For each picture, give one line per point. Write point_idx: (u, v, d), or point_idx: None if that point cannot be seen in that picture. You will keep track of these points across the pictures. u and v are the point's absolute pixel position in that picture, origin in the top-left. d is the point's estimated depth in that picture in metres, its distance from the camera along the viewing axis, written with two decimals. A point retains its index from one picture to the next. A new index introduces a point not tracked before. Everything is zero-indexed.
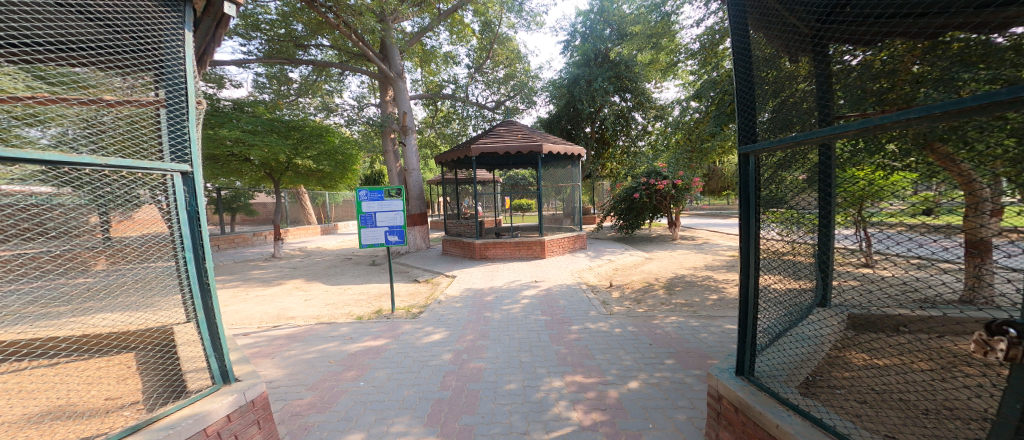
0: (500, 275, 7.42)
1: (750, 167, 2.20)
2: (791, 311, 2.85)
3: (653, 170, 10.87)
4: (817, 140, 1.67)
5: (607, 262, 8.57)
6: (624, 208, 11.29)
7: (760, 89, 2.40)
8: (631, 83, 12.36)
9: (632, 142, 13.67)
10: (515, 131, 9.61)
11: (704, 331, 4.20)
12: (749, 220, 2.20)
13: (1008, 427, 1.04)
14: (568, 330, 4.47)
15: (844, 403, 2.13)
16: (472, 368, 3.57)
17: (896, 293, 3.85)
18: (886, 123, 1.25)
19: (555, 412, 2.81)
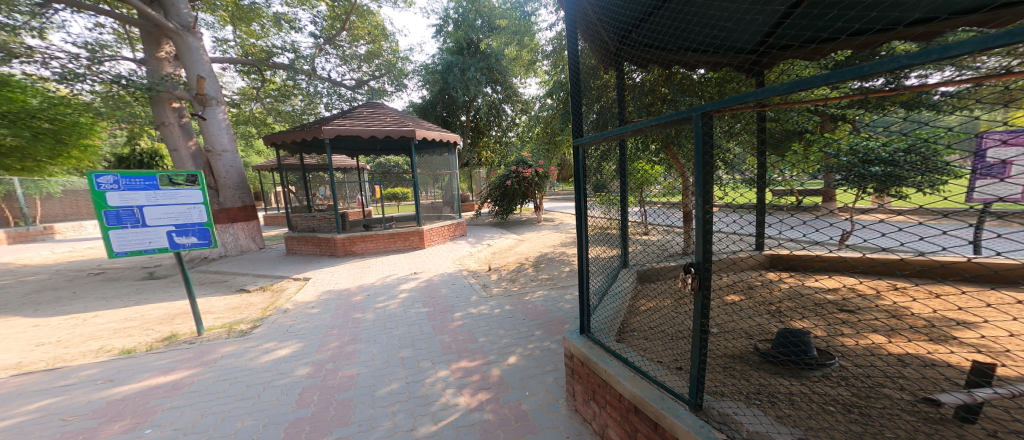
0: (372, 271, 6.83)
1: (580, 156, 2.57)
2: (604, 275, 3.58)
3: (521, 159, 11.84)
4: (616, 137, 2.07)
5: (486, 247, 8.95)
6: (499, 194, 11.99)
7: (584, 90, 2.80)
8: (501, 76, 12.91)
9: (504, 133, 14.46)
10: (381, 114, 8.83)
11: (564, 300, 4.88)
12: (581, 201, 2.59)
13: (697, 340, 1.53)
14: (451, 318, 4.49)
15: (639, 341, 2.85)
16: (341, 377, 3.21)
17: (656, 249, 5.47)
18: (646, 127, 1.68)
19: (442, 401, 2.82)
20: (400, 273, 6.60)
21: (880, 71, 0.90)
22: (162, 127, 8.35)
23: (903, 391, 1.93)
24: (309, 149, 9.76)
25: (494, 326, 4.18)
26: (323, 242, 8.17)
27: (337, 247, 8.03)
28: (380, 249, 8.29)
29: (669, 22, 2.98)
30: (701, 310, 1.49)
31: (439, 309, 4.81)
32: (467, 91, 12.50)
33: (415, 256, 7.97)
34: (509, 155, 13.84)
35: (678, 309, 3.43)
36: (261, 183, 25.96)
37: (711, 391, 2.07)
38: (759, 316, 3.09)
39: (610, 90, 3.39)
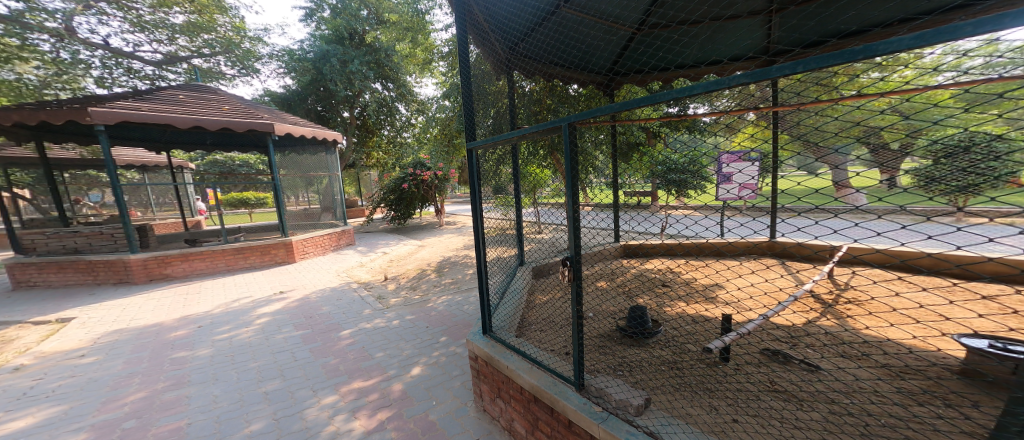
0: (202, 298, 5.44)
1: (473, 160, 2.57)
2: (504, 273, 3.70)
3: (418, 161, 11.32)
4: (505, 142, 2.13)
5: (381, 255, 8.30)
6: (394, 198, 11.27)
7: (476, 97, 2.78)
8: (393, 73, 12.11)
9: (398, 133, 13.59)
10: (216, 102, 7.24)
11: (468, 303, 4.87)
12: (477, 203, 2.62)
13: (574, 325, 1.73)
14: (337, 337, 3.97)
15: (535, 334, 3.06)
16: (161, 432, 2.53)
17: (545, 248, 5.93)
18: (528, 133, 1.84)
19: (332, 431, 2.48)
20: (255, 295, 5.55)
21: (667, 98, 1.17)
22: None
23: (694, 343, 2.61)
24: (53, 135, 7.41)
25: (393, 338, 3.89)
26: (98, 269, 6.21)
27: (133, 274, 6.18)
28: (207, 271, 6.75)
29: (545, 38, 3.55)
30: (576, 297, 1.70)
31: (324, 329, 4.21)
32: (349, 86, 11.33)
33: (279, 272, 6.81)
34: (404, 157, 13.08)
35: (562, 300, 3.81)
36: None
37: (587, 368, 2.38)
38: (617, 298, 3.68)
39: (505, 96, 3.44)
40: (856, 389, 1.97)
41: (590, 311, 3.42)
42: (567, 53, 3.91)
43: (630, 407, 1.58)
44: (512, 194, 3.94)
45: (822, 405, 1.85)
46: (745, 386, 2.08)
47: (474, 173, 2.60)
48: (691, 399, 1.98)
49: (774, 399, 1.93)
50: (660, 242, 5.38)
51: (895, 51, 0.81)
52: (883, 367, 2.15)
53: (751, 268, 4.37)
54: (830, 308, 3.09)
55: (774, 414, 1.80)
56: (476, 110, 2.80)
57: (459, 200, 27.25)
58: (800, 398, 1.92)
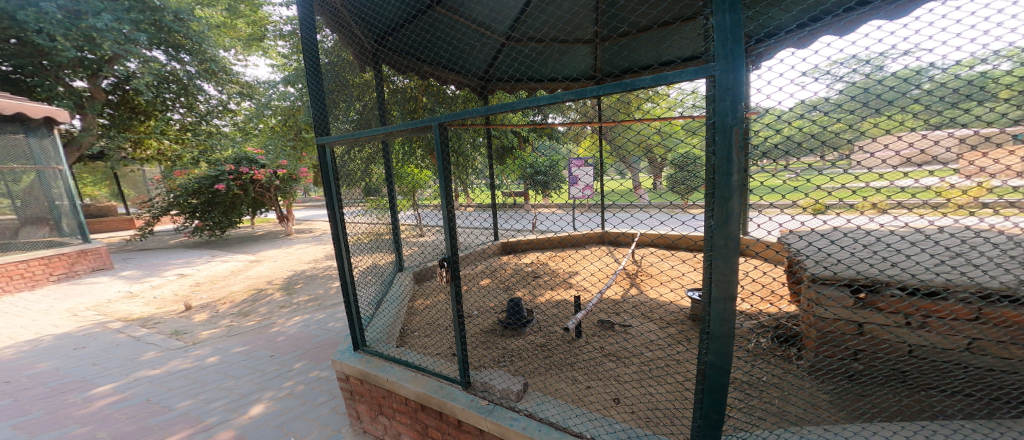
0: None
1: (327, 158, 2.23)
2: (380, 282, 3.39)
3: (245, 156, 9.19)
4: (369, 139, 1.94)
5: (178, 278, 6.40)
6: (202, 202, 8.86)
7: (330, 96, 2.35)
8: (185, 41, 8.66)
9: (201, 120, 10.03)
10: None
11: (332, 319, 4.24)
12: (335, 207, 2.28)
13: (457, 325, 1.73)
14: (86, 399, 2.81)
15: (418, 340, 2.94)
16: None
17: (426, 252, 5.72)
18: (396, 130, 1.73)
19: None
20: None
21: (525, 106, 1.29)
22: None
23: (557, 325, 3.00)
24: None
25: (215, 379, 3.04)
26: None
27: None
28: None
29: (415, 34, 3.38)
30: (456, 297, 1.71)
31: (51, 392, 2.92)
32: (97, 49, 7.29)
33: None
34: (214, 149, 9.98)
35: (447, 302, 3.78)
36: None
37: (473, 365, 2.44)
38: (498, 293, 3.89)
39: (372, 91, 3.23)
40: (650, 343, 2.60)
41: (473, 309, 3.50)
42: (439, 52, 3.82)
43: (512, 393, 1.66)
44: (385, 195, 3.67)
45: (638, 360, 2.37)
46: (591, 355, 2.50)
47: (331, 174, 2.26)
48: (558, 376, 2.26)
49: (610, 361, 2.39)
50: (530, 238, 5.95)
51: (686, 80, 1.01)
52: (676, 320, 2.95)
53: (598, 254, 5.34)
54: (643, 281, 4.09)
55: (611, 374, 2.24)
56: (334, 104, 2.45)
57: (310, 205, 23.15)
58: (622, 356, 2.44)
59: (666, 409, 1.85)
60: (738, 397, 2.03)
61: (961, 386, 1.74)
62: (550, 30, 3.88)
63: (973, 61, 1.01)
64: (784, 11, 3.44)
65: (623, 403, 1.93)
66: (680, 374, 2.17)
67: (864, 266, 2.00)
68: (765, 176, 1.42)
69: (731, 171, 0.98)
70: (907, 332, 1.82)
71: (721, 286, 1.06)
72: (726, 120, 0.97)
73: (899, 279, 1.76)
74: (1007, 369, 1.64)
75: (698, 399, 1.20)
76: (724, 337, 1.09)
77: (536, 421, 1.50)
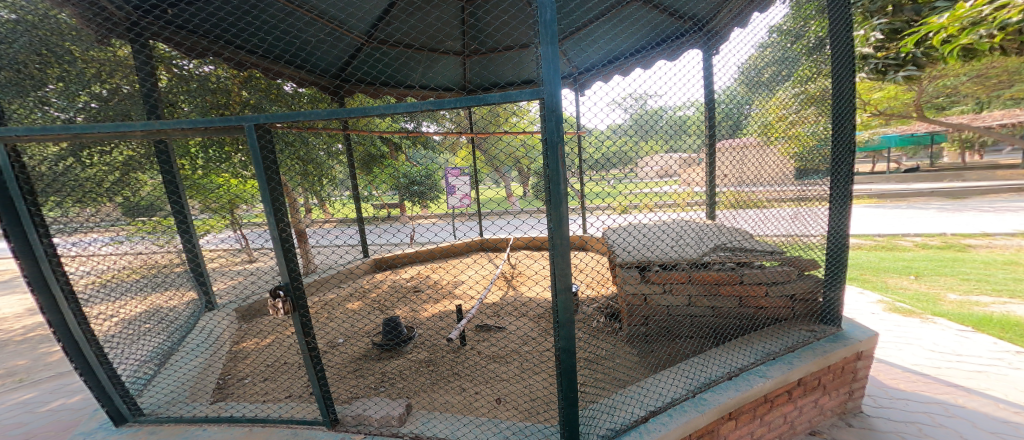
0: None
1: (2, 161, 1.32)
2: (169, 329, 2.45)
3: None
4: (103, 136, 1.29)
5: None
6: None
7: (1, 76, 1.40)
8: None
9: None
10: None
11: (66, 396, 2.74)
12: (32, 239, 1.40)
13: (309, 359, 1.45)
14: None
15: (251, 388, 2.31)
16: None
17: (259, 281, 4.56)
18: (172, 128, 1.24)
19: None
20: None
21: (379, 112, 1.22)
22: None
23: (435, 338, 2.94)
24: None
25: None
26: None
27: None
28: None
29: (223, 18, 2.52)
30: (302, 328, 1.43)
31: None
32: None
33: None
34: None
35: (296, 335, 3.13)
36: None
37: (340, 399, 2.10)
38: (371, 314, 3.49)
39: (133, 72, 2.58)
40: (527, 339, 2.86)
41: (333, 336, 3.04)
42: (256, 38, 2.95)
43: (393, 419, 1.52)
44: (169, 214, 2.70)
45: (516, 357, 2.57)
46: (468, 361, 2.55)
47: (9, 185, 1.34)
48: (447, 388, 2.21)
49: (493, 363, 2.51)
50: (407, 251, 5.61)
51: (518, 101, 1.14)
52: (539, 314, 3.35)
53: (477, 262, 5.47)
54: (522, 281, 4.50)
55: (493, 375, 2.35)
56: (27, 84, 1.57)
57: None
58: (501, 356, 2.60)
59: (542, 396, 2.08)
60: (586, 373, 2.45)
61: (688, 332, 2.48)
62: (412, 41, 3.82)
63: (682, 107, 1.77)
64: (587, 48, 4.35)
65: (505, 401, 2.05)
66: (543, 362, 2.49)
67: (643, 252, 2.73)
68: (594, 184, 1.84)
69: (560, 181, 1.18)
70: (662, 297, 2.46)
71: (563, 279, 1.25)
72: (552, 137, 1.16)
73: (654, 259, 2.52)
74: (701, 314, 2.41)
75: (558, 384, 1.36)
76: (570, 322, 1.30)
77: None
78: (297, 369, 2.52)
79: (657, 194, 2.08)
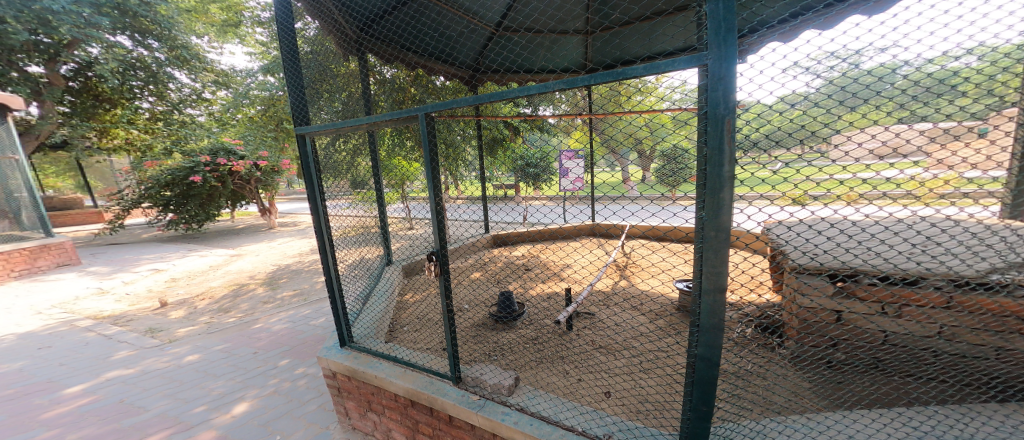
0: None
1: (308, 148, 2.08)
2: (367, 277, 3.34)
3: (222, 146, 9.02)
4: (352, 130, 1.83)
5: (156, 273, 6.07)
6: (179, 193, 8.64)
7: (311, 86, 2.24)
8: (154, 26, 8.31)
9: (173, 108, 9.65)
10: None
11: (319, 315, 4.05)
12: (317, 201, 2.13)
13: (445, 317, 1.71)
14: (53, 401, 2.56)
15: (410, 336, 2.90)
16: None
17: (417, 245, 5.61)
18: (381, 121, 1.68)
19: None
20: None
21: (517, 95, 1.27)
22: None
23: (548, 317, 3.01)
24: None
25: (194, 378, 2.84)
26: None
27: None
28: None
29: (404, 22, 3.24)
30: (445, 290, 1.69)
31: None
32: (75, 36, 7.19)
33: None
34: (189, 140, 9.75)
35: (438, 296, 3.76)
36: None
37: (463, 359, 2.42)
38: (488, 285, 3.89)
39: (356, 81, 3.08)
40: (638, 335, 2.63)
41: (470, 300, 3.53)
42: (426, 42, 3.69)
43: (503, 388, 1.65)
44: (371, 188, 3.59)
45: (626, 352, 2.41)
46: (581, 348, 2.50)
47: (310, 165, 2.08)
48: (551, 369, 2.26)
49: (600, 352, 2.43)
50: (521, 229, 5.94)
51: (666, 72, 1.02)
52: (664, 311, 3.01)
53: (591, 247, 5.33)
54: (641, 271, 4.14)
55: (602, 367, 2.25)
56: (316, 95, 2.31)
57: (298, 198, 22.31)
58: (613, 349, 2.46)
59: (657, 402, 1.89)
60: (727, 388, 2.10)
61: (935, 373, 1.83)
62: (541, 27, 3.94)
63: (948, 58, 0.98)
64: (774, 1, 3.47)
65: (615, 396, 1.96)
66: (656, 363, 2.25)
67: (848, 257, 2.07)
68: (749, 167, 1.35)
69: (723, 162, 0.97)
70: (885, 321, 1.91)
71: (710, 278, 1.07)
72: (718, 110, 0.96)
73: (882, 268, 1.82)
74: (975, 355, 1.73)
75: (687, 393, 1.21)
76: (711, 329, 1.10)
77: (528, 415, 1.51)
78: (433, 327, 3.00)
79: (877, 177, 1.37)
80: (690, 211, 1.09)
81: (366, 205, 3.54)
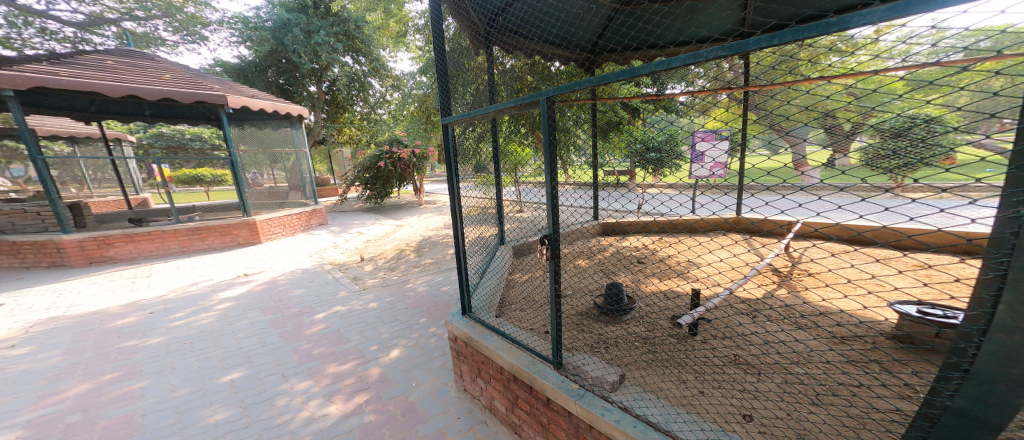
0: (152, 283, 5.03)
1: (449, 136, 2.38)
2: (483, 253, 3.70)
3: (394, 138, 11.32)
4: (482, 116, 1.97)
5: (357, 235, 8.02)
6: (370, 177, 11.26)
7: (451, 83, 2.58)
8: (364, 46, 11.30)
9: (371, 109, 12.61)
10: (168, 73, 6.48)
11: (448, 283, 4.70)
12: (454, 184, 2.43)
13: (552, 301, 1.73)
14: (311, 322, 3.71)
15: (517, 314, 3.07)
16: (133, 345, 3.32)
17: (527, 229, 5.86)
18: (505, 107, 1.77)
19: (306, 415, 2.39)
20: (215, 279, 5.12)
21: (645, 72, 1.13)
22: None
23: (665, 318, 2.72)
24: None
25: (372, 321, 3.69)
26: (41, 249, 5.72)
27: (69, 256, 5.76)
28: (161, 253, 6.35)
29: (529, 12, 3.33)
30: (554, 275, 1.71)
31: (282, 300, 4.30)
32: (316, 59, 10.37)
33: (242, 254, 6.40)
34: (379, 134, 12.71)
35: (543, 278, 3.87)
36: None
37: (566, 346, 2.43)
38: (595, 274, 3.77)
39: (482, 71, 3.31)
40: (807, 358, 2.11)
41: (584, 286, 3.49)
42: (549, 25, 3.68)
43: (606, 383, 1.61)
44: (490, 173, 3.85)
45: (778, 375, 1.98)
46: (710, 359, 2.17)
47: (449, 149, 2.40)
48: (662, 373, 2.06)
49: (736, 367, 2.08)
50: (638, 219, 5.50)
51: (877, 22, 0.83)
52: (838, 337, 2.30)
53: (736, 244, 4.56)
54: (801, 281, 3.28)
55: (738, 385, 1.92)
56: (453, 88, 2.61)
57: (442, 181, 26.16)
58: (759, 369, 2.05)
59: None
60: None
61: None
62: None
63: None
64: None
65: (757, 423, 1.65)
66: (815, 396, 1.79)
67: None
68: None
69: None
70: None
71: (1019, 313, 0.83)
72: None
73: None
74: None
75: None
76: (996, 380, 0.89)
77: (632, 417, 1.43)
78: (538, 309, 3.10)
79: None
80: (991, 206, 0.86)
81: (485, 187, 3.84)
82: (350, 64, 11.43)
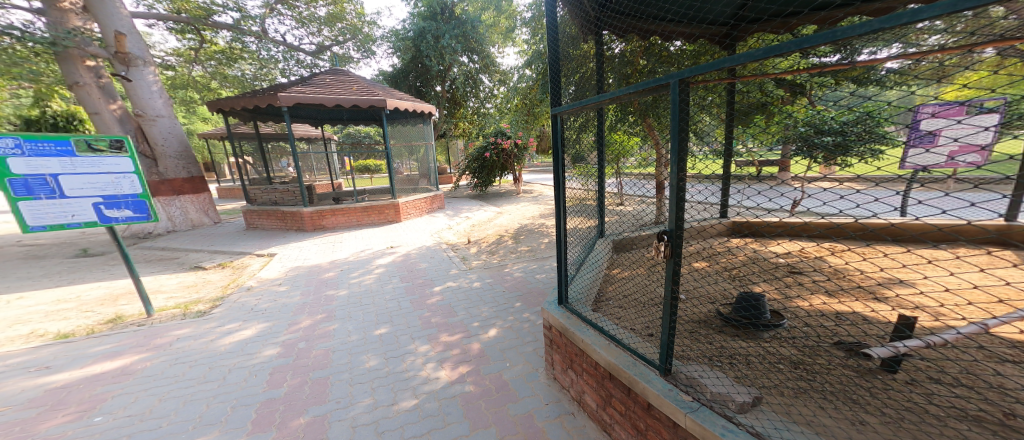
0: (344, 247, 6.55)
1: (558, 126, 2.39)
2: (580, 246, 3.67)
3: (499, 130, 12.03)
4: (593, 106, 1.91)
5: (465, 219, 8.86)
6: (477, 166, 12.25)
7: (560, 70, 2.54)
8: (478, 45, 12.19)
9: (482, 103, 13.60)
10: (346, 83, 8.14)
11: (542, 271, 4.83)
12: (559, 175, 2.46)
13: (665, 302, 1.62)
14: (427, 293, 4.30)
15: (614, 311, 2.97)
16: (328, 296, 4.35)
17: (629, 224, 5.53)
18: (621, 95, 1.67)
19: (424, 375, 2.79)
20: (374, 248, 6.33)
21: (857, 32, 0.94)
22: (77, 88, 7.56)
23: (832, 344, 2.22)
24: (262, 115, 9.22)
25: (473, 299, 4.06)
26: (288, 217, 7.92)
27: (303, 220, 7.78)
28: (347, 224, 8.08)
29: None
30: (671, 275, 1.59)
31: (405, 272, 5.09)
32: (441, 60, 11.74)
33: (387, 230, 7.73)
34: (487, 126, 13.62)
35: (649, 276, 3.64)
36: (209, 151, 25.10)
37: (676, 354, 2.24)
38: (720, 281, 3.34)
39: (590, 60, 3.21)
40: None
41: (702, 291, 3.14)
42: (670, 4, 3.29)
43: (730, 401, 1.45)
44: (592, 163, 3.74)
45: None
46: (908, 405, 1.70)
47: (556, 140, 2.42)
48: (819, 407, 1.72)
49: (962, 422, 1.56)
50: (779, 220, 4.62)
51: None
52: None
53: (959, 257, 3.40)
54: None
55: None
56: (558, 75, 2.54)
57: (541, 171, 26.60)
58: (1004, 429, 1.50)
59: None
60: None
61: None
62: None
63: None
64: None
65: None
66: None
67: None
68: None
69: None
70: None
71: None
72: None
73: None
74: None
75: None
76: None
77: None
78: (645, 309, 2.94)
79: None
80: None
81: (585, 177, 3.74)
82: (466, 63, 12.50)
